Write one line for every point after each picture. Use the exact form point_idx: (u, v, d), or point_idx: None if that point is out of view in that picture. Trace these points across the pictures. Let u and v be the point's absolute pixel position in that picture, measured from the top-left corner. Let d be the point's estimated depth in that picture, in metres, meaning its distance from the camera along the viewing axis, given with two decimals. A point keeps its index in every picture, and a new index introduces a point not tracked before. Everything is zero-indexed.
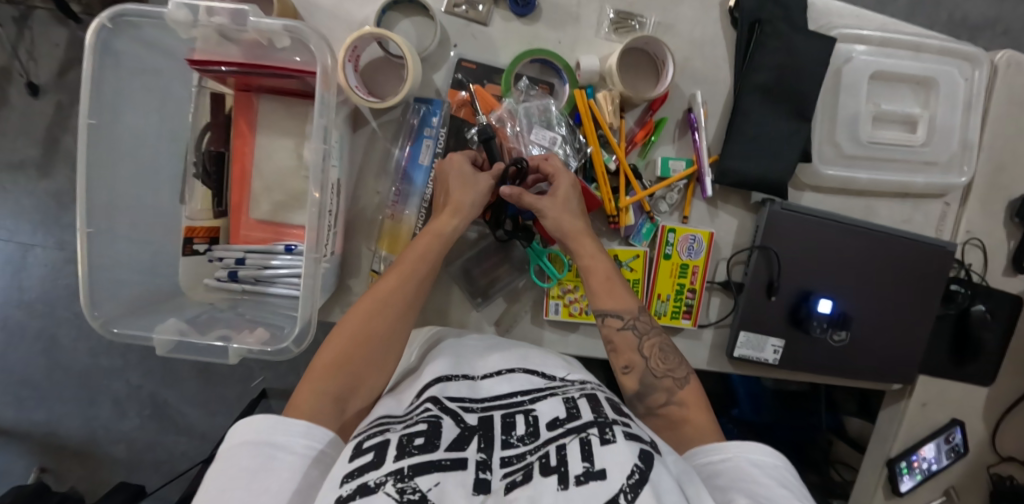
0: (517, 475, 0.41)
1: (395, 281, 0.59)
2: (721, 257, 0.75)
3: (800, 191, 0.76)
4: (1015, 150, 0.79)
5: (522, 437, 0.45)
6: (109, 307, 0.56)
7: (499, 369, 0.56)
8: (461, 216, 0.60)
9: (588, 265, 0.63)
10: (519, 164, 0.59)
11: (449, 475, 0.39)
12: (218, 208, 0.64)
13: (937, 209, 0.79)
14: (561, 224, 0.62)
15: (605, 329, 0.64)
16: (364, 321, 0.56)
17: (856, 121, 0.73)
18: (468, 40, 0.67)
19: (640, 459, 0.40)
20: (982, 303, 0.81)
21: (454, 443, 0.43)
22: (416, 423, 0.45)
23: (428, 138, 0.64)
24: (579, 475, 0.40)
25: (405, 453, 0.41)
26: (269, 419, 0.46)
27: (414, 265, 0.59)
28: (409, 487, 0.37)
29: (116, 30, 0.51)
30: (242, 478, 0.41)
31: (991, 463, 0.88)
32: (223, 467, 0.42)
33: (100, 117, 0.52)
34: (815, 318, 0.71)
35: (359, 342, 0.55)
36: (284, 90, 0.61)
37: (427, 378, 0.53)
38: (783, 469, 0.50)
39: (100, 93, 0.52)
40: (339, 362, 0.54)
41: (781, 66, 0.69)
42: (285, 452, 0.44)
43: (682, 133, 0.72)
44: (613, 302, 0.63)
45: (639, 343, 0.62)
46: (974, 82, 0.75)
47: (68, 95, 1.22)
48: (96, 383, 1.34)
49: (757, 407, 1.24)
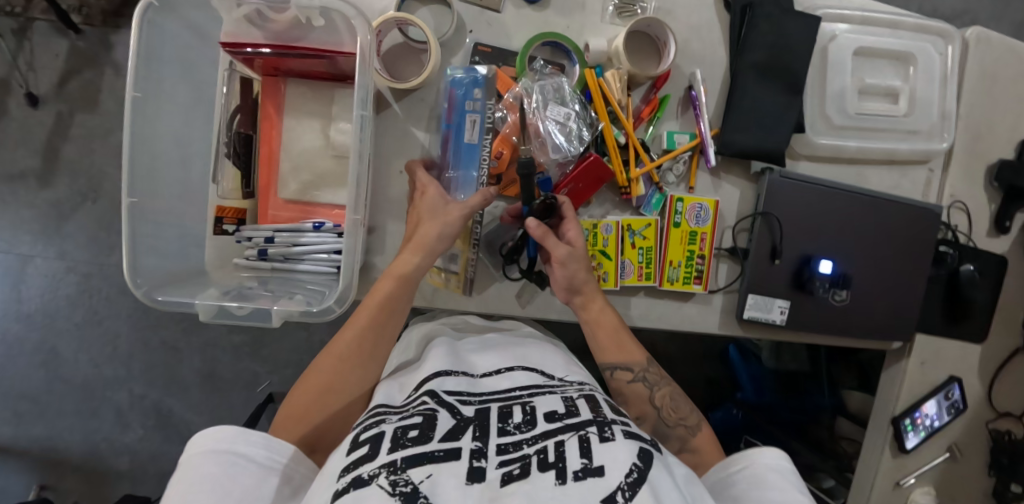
0: (513, 467, 0.39)
1: (356, 327, 0.60)
2: (727, 226, 0.79)
3: (795, 161, 0.80)
4: (989, 120, 0.85)
5: (519, 424, 0.45)
6: (151, 276, 0.58)
7: (497, 368, 0.59)
8: (423, 253, 0.63)
9: (594, 318, 0.68)
10: (548, 199, 0.65)
11: (443, 466, 0.38)
12: (246, 189, 0.67)
13: (923, 175, 0.84)
14: (576, 277, 0.67)
15: (616, 382, 0.67)
16: (329, 369, 0.58)
17: (844, 94, 0.78)
18: (483, 26, 0.71)
19: (638, 459, 0.40)
20: (971, 263, 0.86)
21: (449, 433, 0.43)
22: (412, 415, 0.46)
23: (471, 111, 0.66)
24: (577, 471, 0.38)
25: (398, 445, 0.41)
26: (233, 428, 0.48)
27: (373, 310, 0.61)
28: (401, 480, 0.36)
29: (161, 8, 0.54)
30: (206, 485, 0.43)
31: (990, 419, 0.92)
32: (187, 473, 0.44)
33: (145, 91, 0.55)
34: (818, 279, 0.76)
35: (327, 390, 0.56)
36: (312, 74, 0.64)
37: (426, 372, 0.56)
38: (794, 473, 0.53)
39: (147, 67, 0.54)
40: (308, 409, 0.55)
41: (775, 42, 0.73)
42: (247, 462, 0.46)
43: (685, 109, 0.76)
44: (621, 356, 0.67)
45: (651, 395, 0.65)
46: (948, 57, 0.81)
47: (68, 105, 1.21)
48: (97, 395, 1.29)
49: (760, 389, 1.29)
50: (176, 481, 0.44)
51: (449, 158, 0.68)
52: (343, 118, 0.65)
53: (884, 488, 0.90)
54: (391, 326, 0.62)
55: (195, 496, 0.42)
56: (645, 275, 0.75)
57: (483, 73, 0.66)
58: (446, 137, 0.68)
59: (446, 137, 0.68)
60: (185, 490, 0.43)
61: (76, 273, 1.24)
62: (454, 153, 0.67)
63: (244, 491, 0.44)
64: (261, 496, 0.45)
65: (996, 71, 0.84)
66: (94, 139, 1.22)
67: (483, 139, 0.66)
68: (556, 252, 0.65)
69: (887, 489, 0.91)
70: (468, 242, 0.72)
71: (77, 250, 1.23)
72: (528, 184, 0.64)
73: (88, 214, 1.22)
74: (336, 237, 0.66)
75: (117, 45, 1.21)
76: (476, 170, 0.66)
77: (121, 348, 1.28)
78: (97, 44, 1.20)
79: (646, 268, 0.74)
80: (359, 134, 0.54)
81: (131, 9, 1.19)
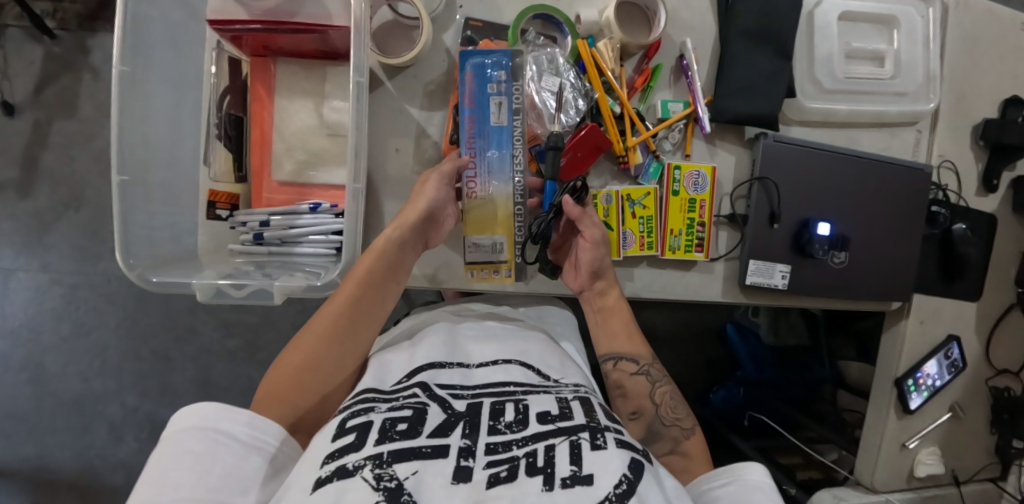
0: (501, 469, 0.37)
1: (335, 305, 0.58)
2: (724, 193, 0.79)
3: (788, 126, 0.81)
4: (971, 80, 0.86)
5: (510, 424, 0.43)
6: (144, 258, 0.57)
7: (493, 360, 0.56)
8: (397, 226, 0.61)
9: (611, 306, 0.69)
10: (580, 181, 0.66)
11: (429, 463, 0.37)
12: (239, 173, 0.67)
13: (911, 137, 0.86)
14: (601, 261, 0.68)
15: (617, 373, 0.66)
16: (309, 350, 0.56)
17: (832, 59, 0.79)
18: (472, 1, 0.70)
19: (629, 469, 0.37)
20: (961, 221, 0.88)
21: (438, 429, 0.41)
22: (402, 408, 0.44)
23: (495, 94, 0.65)
24: (565, 478, 0.36)
25: (386, 437, 0.39)
26: (217, 405, 0.46)
27: (352, 287, 0.59)
28: (386, 474, 0.35)
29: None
30: (187, 460, 0.41)
31: (988, 376, 0.93)
32: (167, 450, 0.43)
33: (134, 64, 0.54)
34: (817, 240, 0.76)
35: (307, 370, 0.54)
36: (302, 52, 0.64)
37: (420, 363, 0.53)
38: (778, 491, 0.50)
39: (136, 43, 0.54)
40: (287, 390, 0.53)
41: (762, 7, 0.74)
42: (231, 440, 0.45)
43: (678, 78, 0.77)
44: (629, 347, 0.67)
45: (651, 390, 0.64)
46: (929, 18, 0.82)
47: (45, 111, 1.17)
48: (89, 409, 1.22)
49: (760, 366, 1.28)
50: (153, 459, 0.42)
51: (477, 140, 0.66)
52: (336, 96, 0.65)
53: (891, 450, 0.91)
54: (372, 305, 0.59)
55: (174, 472, 0.40)
56: (647, 244, 0.74)
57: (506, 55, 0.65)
58: (470, 122, 0.65)
59: (469, 122, 0.66)
60: (163, 467, 0.41)
61: (61, 284, 1.19)
62: (482, 136, 0.66)
63: (225, 469, 0.42)
64: (243, 475, 0.43)
65: (976, 32, 0.86)
66: (74, 146, 1.18)
67: (513, 123, 0.65)
68: (590, 232, 0.67)
69: (893, 451, 0.91)
70: (511, 230, 0.67)
71: (61, 261, 1.19)
72: (556, 157, 0.66)
73: (71, 223, 1.18)
74: (334, 217, 0.64)
75: (94, 49, 1.17)
76: (509, 149, 0.66)
77: (111, 359, 1.22)
78: (73, 49, 1.17)
79: (648, 238, 0.74)
80: (356, 104, 0.54)
81: (107, 12, 1.17)
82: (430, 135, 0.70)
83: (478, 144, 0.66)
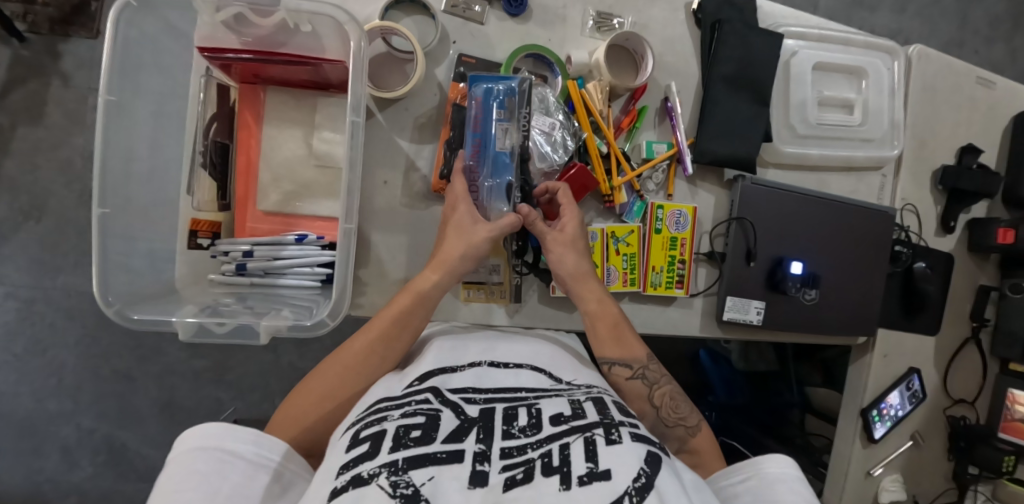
0: (517, 472, 0.37)
1: (367, 337, 0.57)
2: (704, 231, 0.82)
3: (765, 168, 0.85)
4: (933, 128, 0.92)
5: (524, 428, 0.42)
6: (121, 293, 0.56)
7: (507, 362, 0.54)
8: (444, 271, 0.61)
9: (593, 310, 0.66)
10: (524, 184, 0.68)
11: (445, 470, 0.36)
12: (223, 201, 0.65)
13: (877, 180, 0.91)
14: (565, 264, 0.66)
15: (614, 378, 0.64)
16: (333, 376, 0.55)
17: (806, 106, 0.83)
18: (466, 37, 0.72)
19: (645, 463, 0.38)
20: (922, 261, 0.93)
21: (452, 434, 0.40)
22: (414, 414, 0.42)
23: (501, 121, 0.65)
24: (582, 476, 0.36)
25: (401, 444, 0.38)
26: (223, 425, 0.45)
27: (385, 325, 0.58)
28: (403, 481, 0.34)
29: (139, 9, 0.53)
30: (194, 481, 0.40)
31: (946, 406, 0.98)
32: (174, 471, 0.41)
33: (120, 94, 0.53)
34: (789, 279, 0.79)
35: (325, 399, 0.53)
36: (294, 82, 0.64)
37: (428, 368, 0.51)
38: (801, 483, 0.49)
39: (123, 70, 0.54)
40: (307, 416, 0.52)
41: (744, 56, 0.77)
42: (237, 459, 0.43)
43: (662, 119, 0.79)
44: (620, 352, 0.64)
45: (650, 393, 0.62)
46: (894, 70, 0.88)
47: (8, 116, 1.10)
48: (41, 431, 1.15)
49: (732, 390, 1.33)
50: (160, 482, 0.41)
51: (480, 168, 0.66)
52: (327, 128, 0.65)
53: (857, 477, 0.94)
54: (396, 341, 0.57)
55: (183, 495, 0.39)
56: (630, 281, 0.76)
57: (516, 84, 0.65)
58: (475, 147, 0.65)
59: (474, 147, 0.66)
60: (171, 489, 0.40)
61: (16, 299, 1.12)
62: (488, 165, 0.65)
63: (234, 488, 0.41)
64: (253, 496, 0.42)
65: (937, 83, 0.92)
66: (39, 154, 1.11)
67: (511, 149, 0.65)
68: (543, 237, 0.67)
69: (859, 478, 0.94)
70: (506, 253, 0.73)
71: (18, 274, 1.12)
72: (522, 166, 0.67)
73: (31, 234, 1.12)
74: (320, 249, 0.63)
75: (65, 55, 1.11)
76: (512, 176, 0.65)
77: (67, 379, 1.16)
78: (42, 53, 1.11)
79: (631, 274, 0.76)
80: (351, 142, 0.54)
81: (83, 17, 1.12)
82: (420, 169, 0.71)
83: (481, 173, 0.66)
